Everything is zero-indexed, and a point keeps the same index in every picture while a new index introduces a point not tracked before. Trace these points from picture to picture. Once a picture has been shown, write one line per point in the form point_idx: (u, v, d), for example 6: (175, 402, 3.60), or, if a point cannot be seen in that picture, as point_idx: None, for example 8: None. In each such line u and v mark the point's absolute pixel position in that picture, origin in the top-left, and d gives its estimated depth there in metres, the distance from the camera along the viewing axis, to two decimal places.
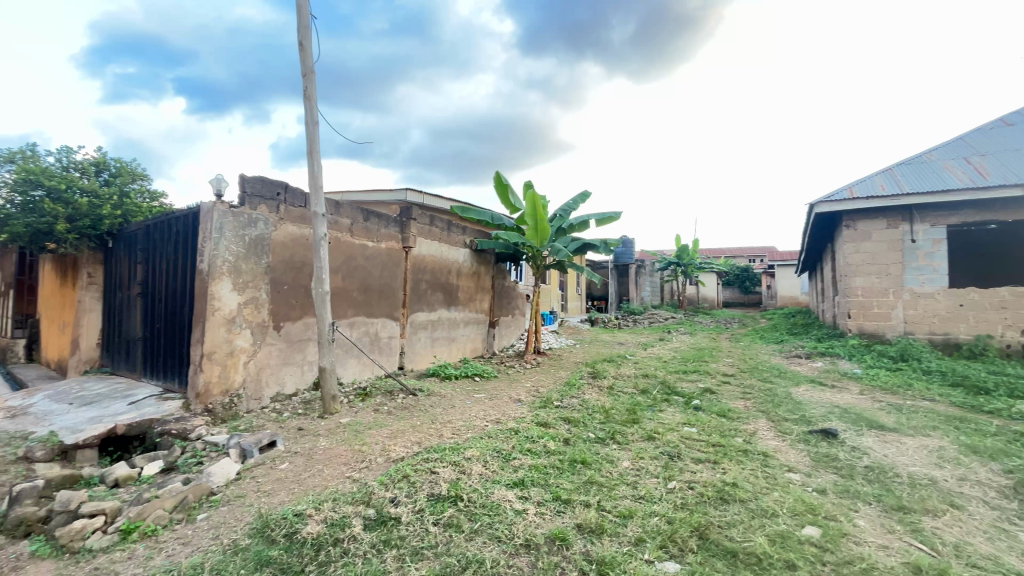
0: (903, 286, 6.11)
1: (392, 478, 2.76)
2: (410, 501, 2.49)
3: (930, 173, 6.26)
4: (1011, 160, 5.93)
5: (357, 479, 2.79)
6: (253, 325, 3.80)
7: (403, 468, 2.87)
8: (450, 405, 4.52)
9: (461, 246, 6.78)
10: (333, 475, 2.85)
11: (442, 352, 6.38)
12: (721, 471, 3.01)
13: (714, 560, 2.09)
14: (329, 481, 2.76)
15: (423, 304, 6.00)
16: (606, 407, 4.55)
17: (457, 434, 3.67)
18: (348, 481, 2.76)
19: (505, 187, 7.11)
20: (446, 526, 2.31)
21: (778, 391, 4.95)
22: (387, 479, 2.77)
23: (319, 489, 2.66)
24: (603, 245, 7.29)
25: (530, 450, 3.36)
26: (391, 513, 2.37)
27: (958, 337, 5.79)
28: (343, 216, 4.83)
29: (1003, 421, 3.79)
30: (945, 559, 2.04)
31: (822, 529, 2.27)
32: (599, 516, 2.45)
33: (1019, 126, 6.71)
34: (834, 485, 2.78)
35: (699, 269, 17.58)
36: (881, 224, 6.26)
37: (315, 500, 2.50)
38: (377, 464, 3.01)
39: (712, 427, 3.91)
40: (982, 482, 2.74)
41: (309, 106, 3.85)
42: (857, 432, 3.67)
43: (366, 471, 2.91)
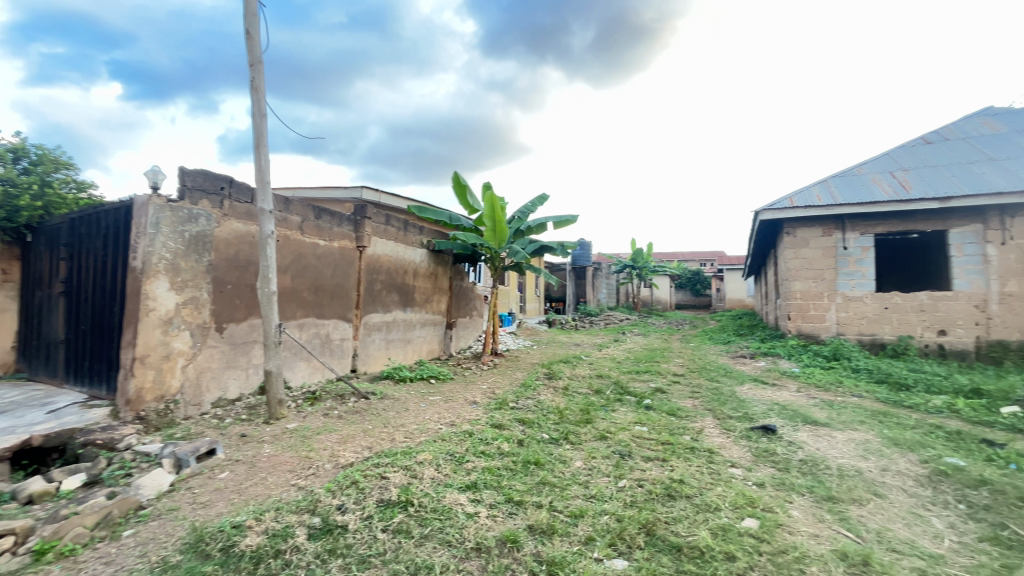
0: (836, 289, 6.53)
1: (339, 485, 2.66)
2: (358, 508, 2.40)
3: (861, 185, 6.73)
4: (931, 175, 6.46)
5: (302, 486, 2.67)
6: (192, 326, 3.57)
7: (352, 474, 2.77)
8: (404, 408, 4.42)
9: (417, 246, 6.67)
10: (276, 483, 2.71)
11: (396, 354, 6.23)
12: (669, 468, 3.10)
13: (660, 555, 2.14)
14: (272, 490, 2.63)
15: (378, 305, 5.85)
16: (561, 408, 4.60)
17: (410, 438, 3.59)
18: (292, 489, 2.64)
19: (463, 188, 7.06)
20: (395, 532, 2.24)
21: (723, 390, 5.17)
22: (335, 485, 2.66)
23: (261, 499, 2.52)
24: (559, 247, 7.37)
25: (484, 452, 3.34)
26: (338, 521, 2.28)
27: (884, 338, 6.23)
28: (293, 214, 4.63)
29: (921, 414, 4.12)
30: (869, 545, 2.17)
31: (760, 521, 2.38)
32: (550, 516, 2.46)
33: (937, 144, 7.32)
34: (773, 479, 2.92)
35: (653, 272, 18.14)
36: (817, 232, 6.66)
37: (255, 511, 2.37)
38: (325, 470, 2.90)
39: (661, 426, 4.01)
40: (902, 472, 2.95)
41: (256, 97, 3.66)
42: (793, 427, 3.88)
43: (313, 478, 2.79)
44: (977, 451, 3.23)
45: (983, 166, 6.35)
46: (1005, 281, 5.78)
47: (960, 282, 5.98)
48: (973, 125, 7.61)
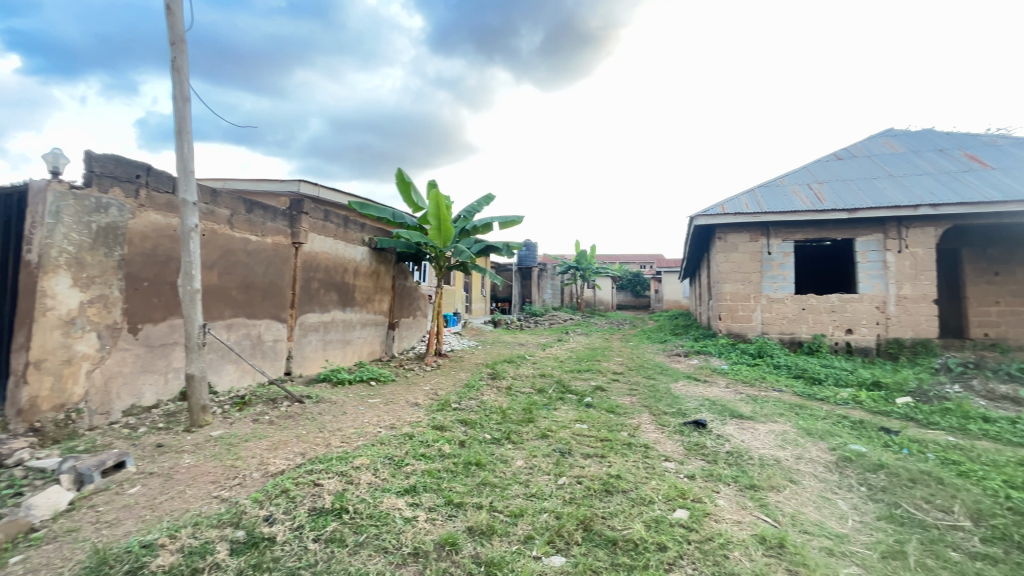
0: (761, 291, 7.00)
1: (268, 494, 2.49)
2: (288, 518, 2.26)
3: (784, 195, 7.26)
4: (842, 188, 7.08)
5: (226, 498, 2.48)
6: (100, 327, 3.21)
7: (283, 482, 2.61)
8: (341, 412, 4.23)
9: (359, 243, 6.44)
10: (196, 497, 2.50)
11: (335, 356, 5.96)
12: (607, 464, 3.17)
13: (597, 549, 2.17)
14: (190, 504, 2.41)
15: (315, 304, 5.57)
16: (503, 407, 4.59)
17: (347, 442, 3.44)
18: (214, 502, 2.44)
19: (407, 185, 6.89)
20: (328, 542, 2.13)
21: (659, 387, 5.38)
22: (262, 495, 2.49)
23: (177, 514, 2.31)
24: (505, 247, 7.37)
25: (424, 455, 3.25)
26: (265, 533, 2.13)
27: (801, 336, 6.75)
28: (222, 207, 4.31)
29: (831, 406, 4.49)
30: (784, 528, 2.33)
31: (689, 511, 2.48)
32: (489, 516, 2.44)
33: (847, 160, 8.05)
34: (702, 471, 3.06)
35: (597, 273, 18.64)
36: (745, 237, 7.11)
37: (170, 527, 2.17)
38: (252, 480, 2.70)
39: (600, 423, 4.11)
40: (813, 459, 3.20)
41: (178, 79, 3.37)
42: (721, 421, 4.10)
43: (238, 488, 2.60)
44: (877, 439, 3.55)
45: (885, 181, 7.04)
46: (902, 285, 6.44)
47: (865, 286, 6.60)
48: (876, 144, 8.43)
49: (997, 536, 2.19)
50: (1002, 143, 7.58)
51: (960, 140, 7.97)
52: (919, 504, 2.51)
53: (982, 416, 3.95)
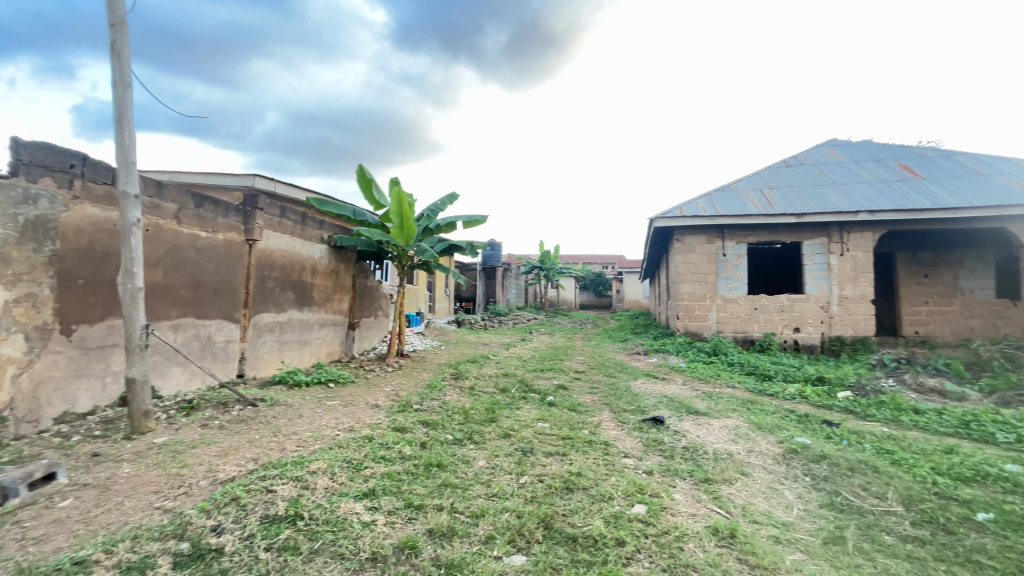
0: (717, 292, 7.26)
1: (216, 503, 2.36)
2: (237, 527, 2.15)
3: (738, 199, 7.56)
4: (792, 194, 7.45)
5: (170, 509, 2.33)
6: (28, 329, 2.96)
7: (233, 489, 2.48)
8: (297, 415, 4.08)
9: (317, 241, 6.23)
10: (136, 508, 2.34)
11: (291, 357, 5.74)
12: (568, 462, 3.20)
13: (557, 547, 2.18)
14: (129, 516, 2.26)
15: (270, 304, 5.34)
16: (465, 408, 4.55)
17: (303, 446, 3.32)
18: (157, 513, 2.29)
19: (369, 182, 6.73)
20: (280, 550, 2.05)
21: (619, 385, 5.49)
22: (210, 504, 2.36)
23: (114, 527, 2.16)
24: (469, 246, 7.31)
25: (384, 457, 3.18)
26: (212, 544, 2.02)
27: (753, 335, 7.05)
28: (168, 200, 4.06)
29: (780, 401, 4.70)
30: (736, 519, 2.41)
31: (647, 506, 2.54)
32: (450, 518, 2.41)
33: (796, 167, 8.47)
34: (659, 466, 3.14)
35: (560, 273, 18.83)
36: (702, 239, 7.35)
37: (106, 542, 2.02)
38: (199, 489, 2.56)
39: (562, 421, 4.14)
40: (763, 452, 3.35)
41: (118, 64, 3.14)
42: (678, 417, 4.23)
43: (183, 498, 2.45)
44: (820, 431, 3.75)
45: (830, 188, 7.45)
46: (844, 286, 6.83)
47: (812, 287, 6.96)
48: (822, 153, 8.92)
49: (925, 519, 2.35)
50: (931, 155, 8.18)
51: (896, 151, 8.54)
52: (856, 491, 2.67)
53: (912, 408, 4.24)
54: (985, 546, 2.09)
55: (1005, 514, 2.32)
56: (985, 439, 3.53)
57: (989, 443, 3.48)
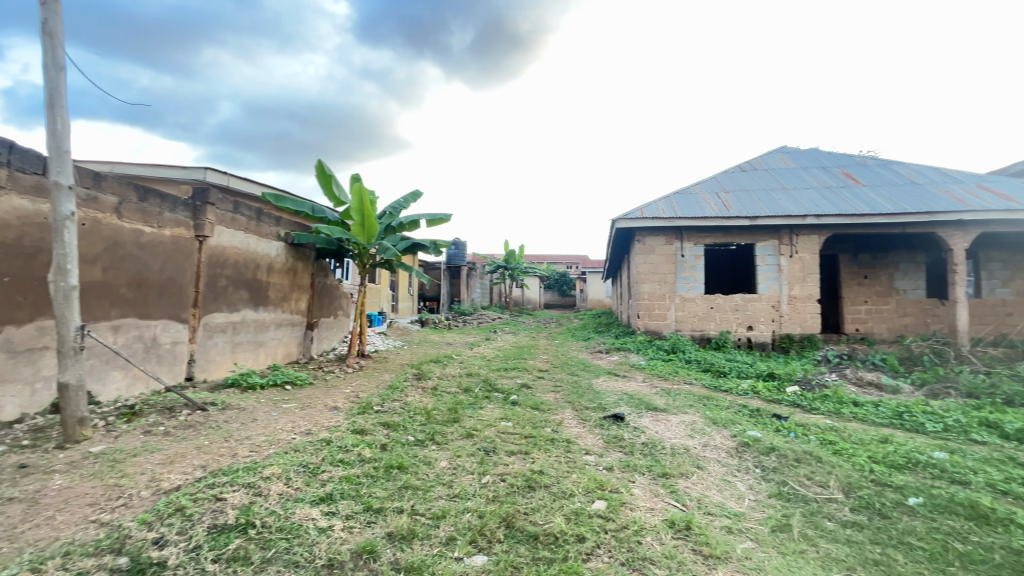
0: (675, 291, 7.48)
1: (159, 514, 2.22)
2: (182, 539, 2.03)
3: (695, 202, 7.80)
4: (745, 198, 7.76)
5: (106, 522, 2.18)
6: None
7: (178, 499, 2.34)
8: (251, 419, 3.90)
9: (273, 238, 5.99)
10: (69, 522, 2.17)
11: (245, 359, 5.48)
12: (530, 461, 3.21)
13: (518, 546, 2.17)
14: (61, 531, 2.09)
15: (222, 303, 5.09)
16: (428, 408, 4.48)
17: (256, 451, 3.17)
18: (92, 527, 2.13)
19: (328, 178, 6.53)
20: (230, 561, 1.95)
21: (581, 383, 5.56)
22: (153, 515, 2.22)
23: (43, 544, 1.99)
24: (432, 245, 7.21)
25: (343, 460, 3.09)
26: (154, 558, 1.90)
27: (709, 333, 7.31)
28: (106, 192, 3.80)
29: (734, 396, 4.89)
30: (691, 512, 2.48)
31: (607, 502, 2.57)
32: (411, 520, 2.36)
33: (750, 172, 8.83)
34: (619, 462, 3.19)
35: (525, 273, 18.90)
36: (661, 240, 7.55)
37: (33, 560, 1.86)
38: (140, 500, 2.40)
39: (525, 420, 4.15)
40: (717, 446, 3.47)
41: (50, 44, 2.90)
42: (638, 414, 4.33)
43: (122, 510, 2.30)
44: (770, 425, 3.92)
45: (781, 193, 7.81)
46: (793, 286, 7.17)
47: (764, 287, 7.27)
48: (773, 159, 9.33)
49: (863, 505, 2.50)
50: (871, 164, 8.71)
51: (839, 159, 9.04)
52: (802, 481, 2.80)
53: (853, 401, 4.50)
54: (916, 528, 2.24)
55: (933, 498, 2.49)
56: (917, 429, 3.79)
57: (920, 432, 3.73)
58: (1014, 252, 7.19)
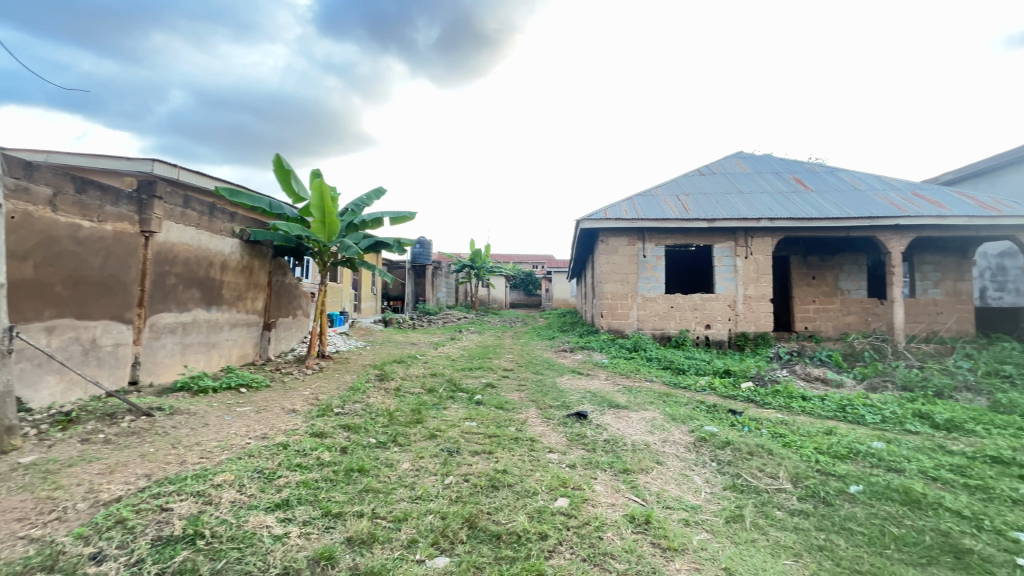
0: (637, 291, 7.66)
1: (97, 527, 2.07)
2: (123, 553, 1.92)
3: (656, 204, 8.00)
4: (704, 201, 8.01)
5: (37, 538, 2.02)
6: None
7: (119, 511, 2.19)
8: (201, 424, 3.72)
9: (227, 234, 5.73)
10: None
11: (197, 361, 5.21)
12: (494, 460, 3.20)
13: (481, 546, 2.16)
14: None
15: (170, 302, 4.82)
16: (390, 410, 4.39)
17: (207, 458, 3.02)
18: (20, 544, 1.97)
19: (287, 173, 6.30)
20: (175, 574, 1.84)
21: (546, 382, 5.59)
22: (90, 528, 2.07)
23: None
24: (396, 243, 7.08)
25: (300, 465, 2.98)
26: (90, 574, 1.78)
27: (669, 331, 7.52)
28: (39, 183, 3.52)
29: (692, 393, 5.03)
30: (650, 506, 2.54)
31: (569, 499, 2.59)
32: (371, 524, 2.31)
33: (708, 176, 9.12)
34: (582, 459, 3.23)
35: (491, 272, 18.85)
36: (624, 241, 7.70)
37: None
38: (75, 512, 2.24)
39: (489, 420, 4.13)
40: (676, 441, 3.56)
41: None
42: (601, 411, 4.40)
43: (54, 524, 2.13)
44: (726, 419, 4.06)
45: (738, 197, 8.11)
46: (748, 286, 7.47)
47: (721, 287, 7.54)
48: (730, 164, 9.69)
49: (809, 494, 2.62)
50: (819, 170, 9.17)
51: (790, 165, 9.48)
52: (754, 473, 2.92)
53: (802, 395, 4.73)
54: (856, 514, 2.37)
55: (872, 485, 2.65)
56: (858, 420, 4.02)
57: (861, 423, 3.97)
58: (944, 255, 7.73)
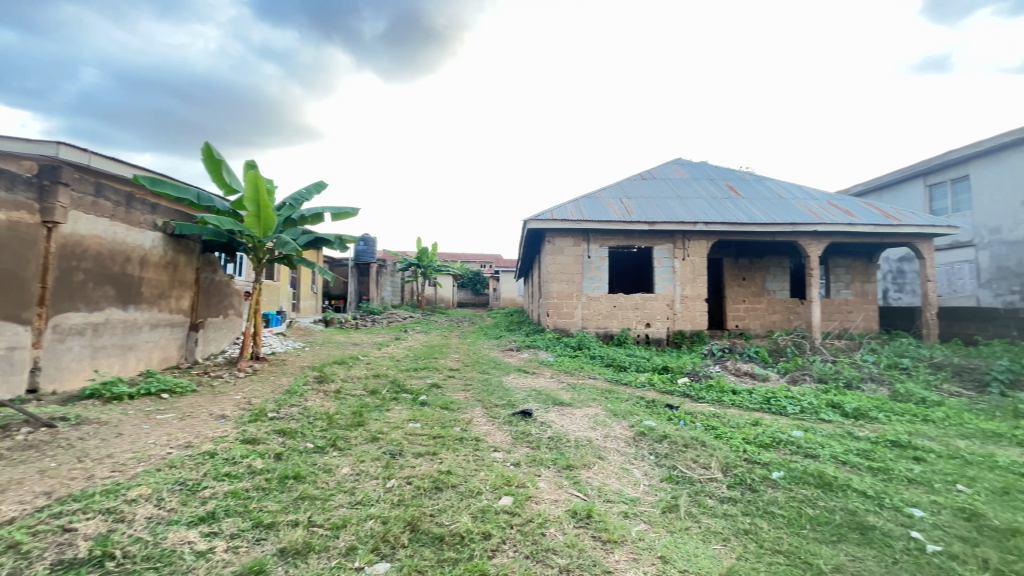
0: (582, 291, 7.83)
1: None
2: None
3: (601, 206, 8.21)
4: (645, 204, 8.31)
5: None
6: None
7: (10, 534, 1.94)
8: (114, 435, 3.38)
9: (147, 227, 5.25)
10: None
11: (110, 366, 4.73)
12: (438, 461, 3.14)
13: (423, 549, 2.10)
14: None
15: (79, 301, 4.35)
16: (329, 413, 4.21)
17: (119, 471, 2.75)
18: None
19: (218, 163, 5.88)
20: None
21: (492, 381, 5.58)
22: None
23: None
24: (338, 240, 6.80)
25: (228, 474, 2.78)
26: None
27: (612, 330, 7.75)
28: None
29: (633, 389, 5.21)
30: (593, 500, 2.59)
31: (513, 497, 2.59)
32: (306, 533, 2.19)
33: (650, 181, 9.48)
34: (526, 457, 3.24)
35: (438, 271, 18.56)
36: (570, 241, 7.85)
37: None
38: None
39: (434, 420, 4.06)
40: (617, 436, 3.67)
41: None
42: (545, 409, 4.45)
43: None
44: (663, 414, 4.23)
45: (677, 201, 8.48)
46: (685, 286, 7.85)
47: (660, 287, 7.87)
48: (669, 170, 10.12)
49: (737, 481, 2.78)
50: (749, 179, 9.79)
51: (724, 173, 10.04)
52: (689, 464, 3.05)
53: (732, 389, 5.03)
54: (778, 498, 2.54)
55: (791, 471, 2.85)
56: (781, 411, 4.32)
57: (783, 414, 4.27)
58: (856, 259, 8.48)
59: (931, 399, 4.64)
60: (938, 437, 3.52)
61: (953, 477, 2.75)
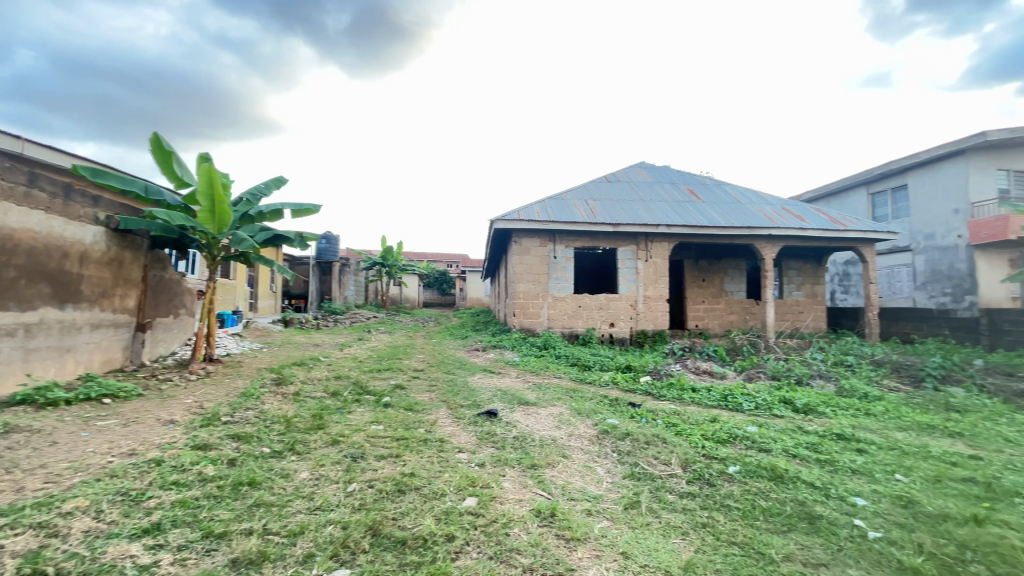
0: (548, 291, 7.88)
1: None
2: None
3: (567, 208, 8.28)
4: (610, 207, 8.44)
5: None
6: None
7: None
8: (48, 443, 3.14)
9: (88, 221, 4.91)
10: None
11: (45, 369, 4.39)
12: (401, 464, 3.07)
13: (385, 553, 2.05)
14: None
15: (9, 300, 4.01)
16: (287, 416, 4.05)
17: (54, 482, 2.55)
18: None
19: (168, 155, 5.56)
20: None
21: (457, 381, 5.53)
22: None
23: None
24: (298, 237, 6.58)
25: (176, 482, 2.63)
26: None
27: (577, 329, 7.83)
28: None
29: (597, 388, 5.28)
30: (557, 499, 2.60)
31: (477, 498, 2.56)
32: (261, 542, 2.09)
33: (614, 183, 9.65)
34: (491, 457, 3.22)
35: (403, 271, 18.25)
36: (536, 242, 7.88)
37: None
38: None
39: (397, 422, 3.98)
40: (581, 435, 3.70)
41: None
42: (510, 408, 4.44)
43: None
44: (626, 412, 4.31)
45: (641, 204, 8.66)
46: (648, 287, 8.02)
47: (624, 288, 8.02)
48: (634, 173, 10.32)
49: (696, 477, 2.85)
50: (709, 183, 10.10)
51: (685, 177, 10.33)
52: (651, 460, 3.11)
53: (692, 387, 5.18)
54: (734, 491, 2.62)
55: (746, 465, 2.95)
56: (737, 407, 4.48)
57: (740, 410, 4.43)
58: (807, 262, 8.90)
59: (873, 394, 4.93)
60: (879, 430, 3.74)
61: (891, 467, 2.92)
